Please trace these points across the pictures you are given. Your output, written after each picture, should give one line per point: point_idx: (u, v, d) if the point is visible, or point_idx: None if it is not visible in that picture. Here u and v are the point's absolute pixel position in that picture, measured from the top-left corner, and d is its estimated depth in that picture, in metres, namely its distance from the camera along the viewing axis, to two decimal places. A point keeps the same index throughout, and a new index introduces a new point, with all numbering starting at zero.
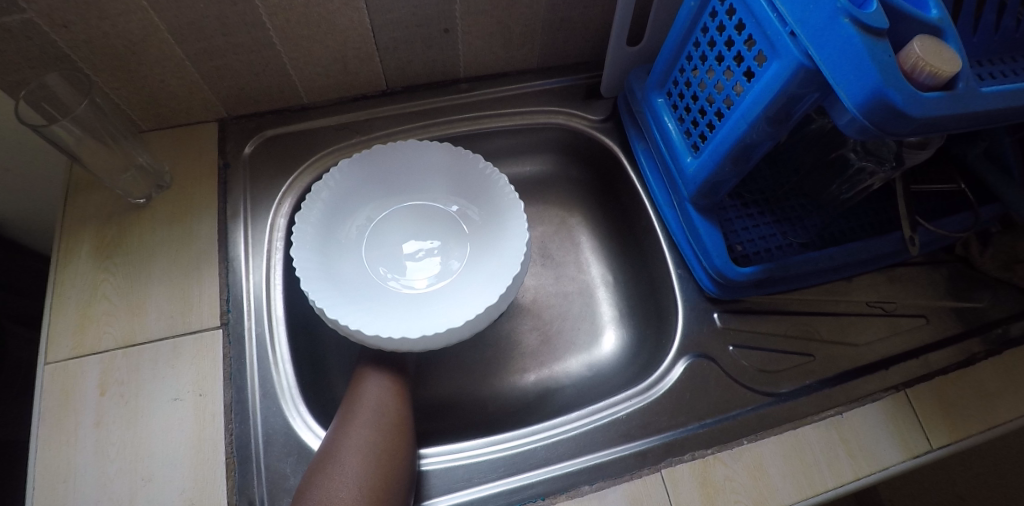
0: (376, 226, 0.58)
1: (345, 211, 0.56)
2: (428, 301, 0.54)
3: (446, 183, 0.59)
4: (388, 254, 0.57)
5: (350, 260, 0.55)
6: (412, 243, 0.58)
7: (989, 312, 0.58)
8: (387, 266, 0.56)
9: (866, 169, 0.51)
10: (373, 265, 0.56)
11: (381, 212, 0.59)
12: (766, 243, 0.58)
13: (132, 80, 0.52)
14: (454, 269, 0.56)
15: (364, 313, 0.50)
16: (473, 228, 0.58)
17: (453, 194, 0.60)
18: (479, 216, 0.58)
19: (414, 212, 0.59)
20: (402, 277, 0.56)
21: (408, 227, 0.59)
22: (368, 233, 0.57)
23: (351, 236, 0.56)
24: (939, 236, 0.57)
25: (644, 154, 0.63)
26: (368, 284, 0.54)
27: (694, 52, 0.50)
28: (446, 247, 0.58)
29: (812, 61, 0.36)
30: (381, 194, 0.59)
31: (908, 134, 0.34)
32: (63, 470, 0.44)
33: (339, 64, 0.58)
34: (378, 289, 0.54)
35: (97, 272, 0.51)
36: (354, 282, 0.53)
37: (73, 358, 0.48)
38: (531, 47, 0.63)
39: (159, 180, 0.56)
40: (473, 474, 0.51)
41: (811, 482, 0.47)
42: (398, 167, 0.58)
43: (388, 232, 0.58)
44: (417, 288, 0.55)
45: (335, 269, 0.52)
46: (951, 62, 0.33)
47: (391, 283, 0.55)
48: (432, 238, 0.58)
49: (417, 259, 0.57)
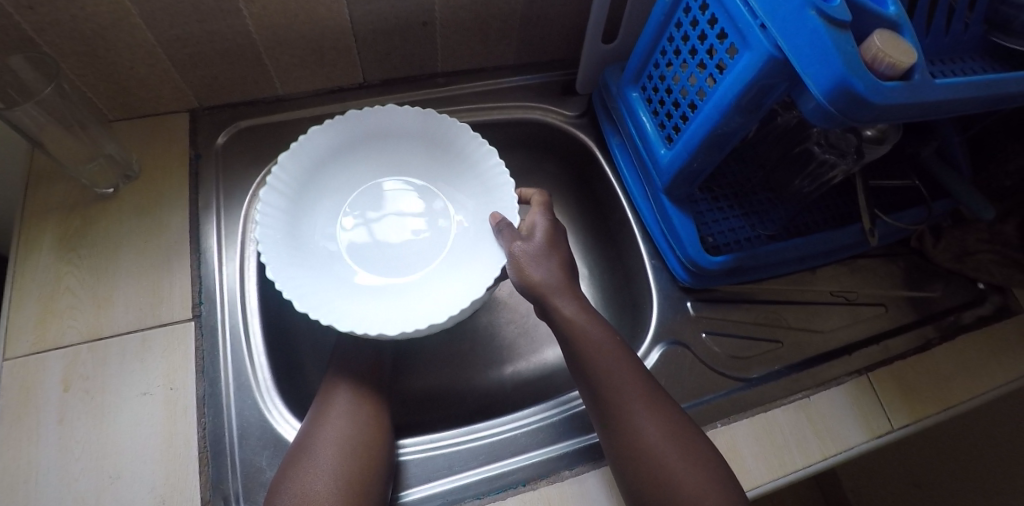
0: (348, 208, 0.57)
1: (315, 193, 0.55)
2: (402, 291, 0.53)
3: (422, 161, 0.59)
4: (361, 235, 0.56)
5: (325, 240, 0.54)
6: (387, 218, 0.57)
7: (941, 301, 0.62)
8: (355, 248, 0.55)
9: (829, 162, 0.54)
10: (347, 243, 0.55)
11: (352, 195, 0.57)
12: (735, 234, 0.60)
13: (99, 67, 0.51)
14: (426, 253, 0.55)
15: (338, 301, 0.49)
16: (448, 200, 0.58)
17: (427, 172, 0.59)
18: (457, 191, 0.58)
19: (388, 192, 0.58)
20: (373, 260, 0.54)
21: (384, 203, 0.58)
22: (340, 218, 0.56)
23: (321, 222, 0.55)
24: (896, 227, 0.60)
25: (618, 147, 0.64)
26: (345, 263, 0.54)
27: (669, 46, 0.52)
28: (418, 227, 0.57)
29: (781, 52, 0.38)
30: (358, 176, 0.58)
31: (869, 121, 0.37)
32: (23, 469, 0.42)
33: (317, 56, 0.58)
34: (356, 268, 0.54)
35: (60, 263, 0.50)
36: (324, 272, 0.52)
37: (34, 354, 0.46)
38: (508, 43, 0.64)
39: (127, 169, 0.54)
40: (453, 461, 0.51)
41: (781, 463, 0.49)
42: (369, 141, 0.58)
43: (362, 207, 0.57)
44: (388, 271, 0.54)
45: (304, 256, 0.51)
46: (907, 53, 0.35)
47: (362, 269, 0.54)
48: (408, 214, 0.58)
49: (393, 235, 0.56)
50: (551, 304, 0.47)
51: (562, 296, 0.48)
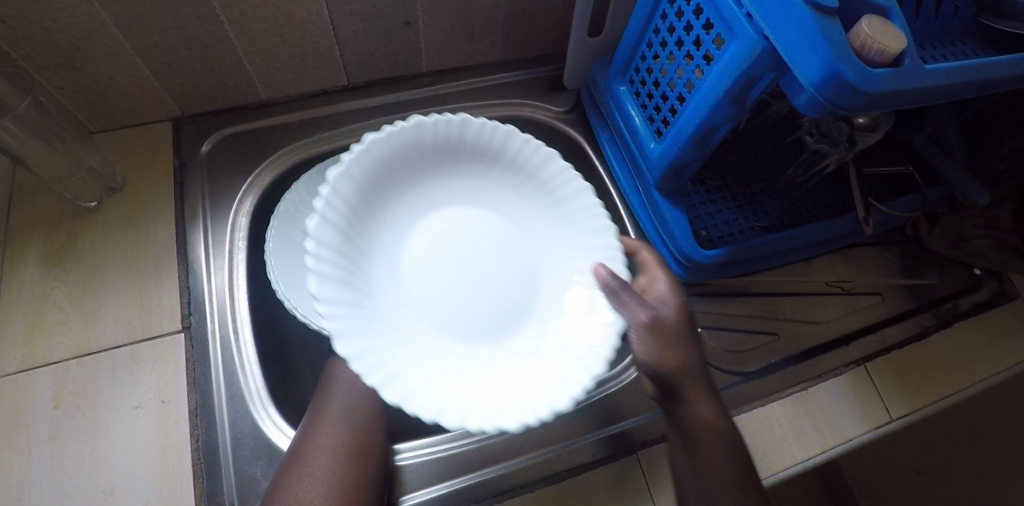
0: (404, 251, 0.43)
1: (366, 232, 0.40)
2: (484, 360, 0.41)
3: (489, 186, 0.46)
4: (423, 287, 0.43)
5: (383, 297, 0.40)
6: (444, 260, 0.45)
7: (939, 288, 0.61)
8: (420, 305, 0.42)
9: (821, 151, 0.53)
10: (408, 300, 0.42)
11: (408, 231, 0.44)
12: (729, 227, 0.59)
13: (77, 79, 0.50)
14: (506, 308, 0.44)
15: (424, 383, 0.37)
16: (518, 238, 0.47)
17: (496, 201, 0.47)
18: (528, 225, 0.47)
19: (449, 227, 0.45)
20: (441, 319, 0.42)
21: (438, 239, 0.45)
22: (394, 263, 0.42)
23: (376, 271, 0.41)
24: (890, 215, 0.59)
25: (608, 142, 0.63)
26: (411, 326, 0.41)
27: (655, 38, 0.51)
28: (490, 272, 0.45)
29: (769, 42, 0.38)
30: (412, 207, 0.44)
31: (859, 109, 0.36)
32: (17, 488, 0.42)
33: (298, 59, 0.57)
34: (426, 334, 0.41)
35: (46, 279, 0.49)
36: (398, 343, 0.38)
37: (23, 372, 0.45)
38: (494, 39, 0.64)
39: (111, 182, 0.53)
40: (451, 466, 0.50)
41: (780, 457, 0.49)
42: (422, 163, 0.43)
43: (412, 246, 0.44)
44: (465, 333, 0.42)
45: (373, 323, 0.37)
46: (896, 39, 0.35)
47: (433, 331, 0.42)
48: (473, 254, 0.45)
49: (458, 283, 0.44)
50: (686, 396, 0.40)
51: (695, 388, 0.40)
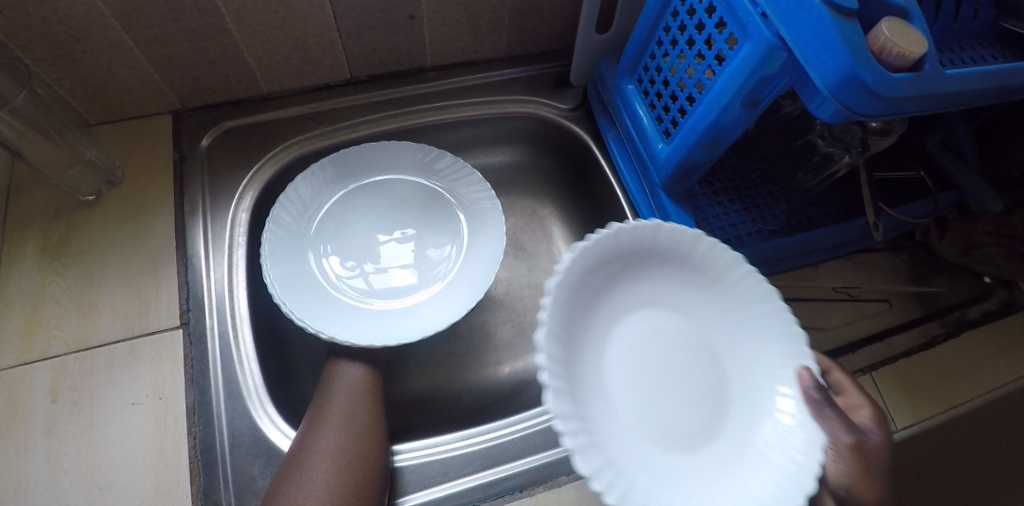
0: (608, 358, 0.43)
1: (577, 350, 0.41)
2: (718, 465, 0.39)
3: (665, 278, 0.46)
4: (633, 391, 0.42)
5: (600, 402, 0.41)
6: (664, 354, 0.44)
7: (948, 296, 0.60)
8: (638, 412, 0.41)
9: (833, 155, 0.53)
10: (622, 402, 0.42)
11: (603, 338, 0.43)
12: (736, 230, 0.58)
13: (75, 70, 0.49)
14: (709, 406, 0.42)
15: (646, 488, 0.37)
16: (704, 330, 0.45)
17: (678, 297, 0.45)
18: (706, 314, 0.45)
19: (647, 327, 0.45)
20: (652, 424, 0.41)
21: (663, 332, 0.45)
22: (606, 372, 0.43)
23: (591, 386, 0.41)
24: (901, 221, 0.58)
25: (614, 142, 0.62)
26: (641, 426, 0.41)
27: (665, 36, 0.50)
28: (676, 365, 0.44)
29: (784, 43, 0.36)
30: (608, 315, 0.44)
31: (877, 115, 0.35)
32: (12, 483, 0.41)
33: (300, 52, 0.56)
34: (654, 430, 0.41)
35: (44, 273, 0.49)
36: (625, 457, 0.38)
37: (20, 366, 0.45)
38: (499, 34, 0.62)
39: (110, 175, 0.53)
40: (449, 468, 0.50)
41: None
42: (609, 265, 0.44)
43: (640, 341, 0.44)
44: (680, 437, 0.41)
45: (604, 442, 0.38)
46: (917, 42, 0.33)
47: (648, 437, 0.40)
48: (687, 347, 0.44)
49: (685, 374, 0.43)
50: None
51: None
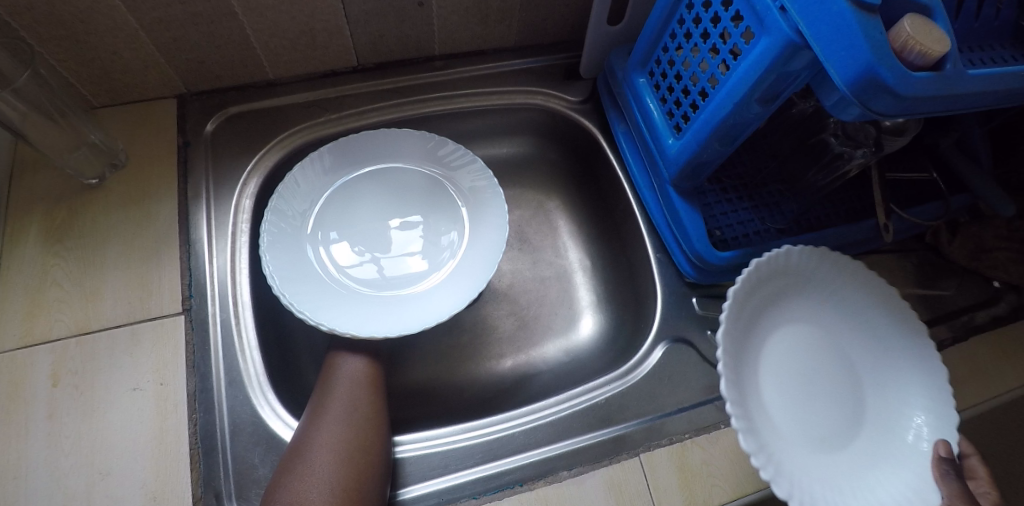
0: (762, 373, 0.46)
1: (739, 369, 0.43)
2: (857, 469, 0.43)
3: (827, 297, 0.50)
4: (781, 403, 0.45)
5: (761, 407, 0.44)
6: (805, 367, 0.47)
7: (955, 299, 0.59)
8: (791, 418, 0.44)
9: (844, 154, 0.51)
10: (775, 409, 0.44)
11: (766, 349, 0.46)
12: (744, 228, 0.57)
13: (80, 52, 0.48)
14: (845, 416, 0.46)
15: (809, 486, 0.41)
16: (836, 346, 0.49)
17: (817, 315, 0.49)
18: (851, 333, 0.49)
19: (787, 343, 0.48)
20: (818, 431, 0.44)
21: (803, 346, 0.48)
22: (762, 387, 0.45)
23: (754, 402, 0.43)
24: (911, 223, 0.57)
25: (624, 136, 0.62)
26: (795, 431, 0.44)
27: (678, 29, 0.49)
28: (826, 376, 0.47)
29: (802, 38, 0.36)
30: (758, 333, 0.46)
31: (895, 114, 0.34)
32: (13, 466, 0.41)
33: (307, 38, 0.55)
34: (806, 436, 0.44)
35: (47, 256, 0.48)
36: (802, 465, 0.41)
37: (22, 348, 0.45)
38: (509, 23, 0.61)
39: (114, 158, 0.52)
40: (450, 460, 0.50)
41: None
42: (768, 282, 0.47)
43: (782, 355, 0.47)
44: (829, 443, 0.44)
45: (777, 455, 0.41)
46: (940, 41, 0.32)
47: (803, 444, 0.43)
48: (821, 361, 0.48)
49: (836, 387, 0.47)
50: None
51: None
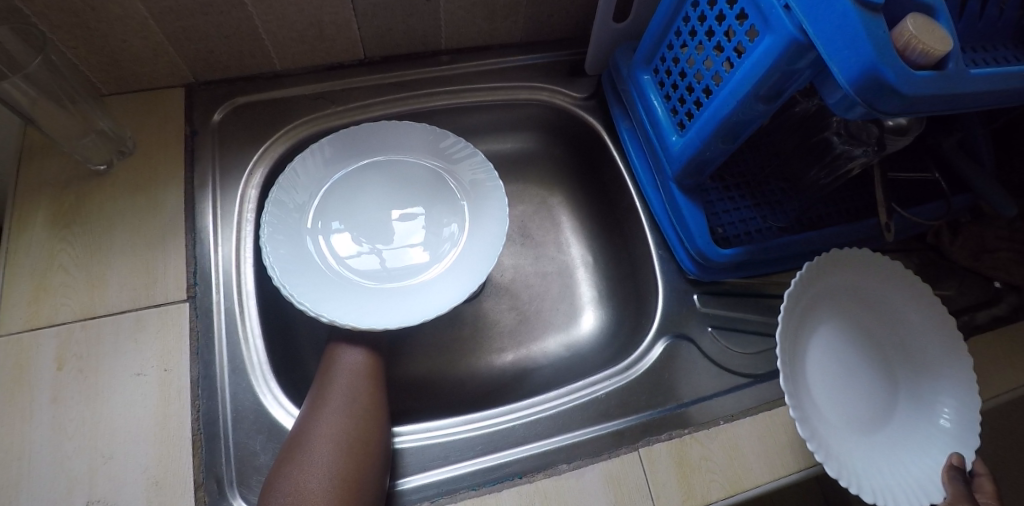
0: (812, 359, 0.50)
1: (793, 353, 0.48)
2: (885, 447, 0.47)
3: (867, 293, 0.54)
4: (821, 384, 0.49)
5: (806, 387, 0.48)
6: (844, 354, 0.51)
7: (956, 299, 0.59)
8: (828, 398, 0.49)
9: (848, 154, 0.51)
10: (817, 390, 0.48)
11: (812, 336, 0.50)
12: (745, 226, 0.58)
13: (90, 39, 0.49)
14: (879, 406, 0.50)
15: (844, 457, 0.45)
16: (873, 339, 0.53)
17: (857, 308, 0.53)
18: (885, 328, 0.53)
19: (835, 337, 0.52)
20: (854, 416, 0.48)
21: (844, 335, 0.52)
22: (809, 371, 0.49)
23: (803, 383, 0.48)
24: (914, 222, 0.58)
25: (627, 132, 0.62)
26: (831, 410, 0.48)
27: (683, 27, 0.49)
28: (861, 364, 0.51)
29: (806, 36, 0.36)
30: (811, 322, 0.50)
31: (896, 113, 0.34)
32: (17, 447, 0.42)
33: (315, 30, 0.56)
34: (841, 415, 0.48)
35: (53, 241, 0.49)
36: (838, 442, 0.45)
37: (27, 331, 0.45)
38: (516, 19, 0.62)
39: (121, 145, 0.53)
40: (450, 451, 0.50)
41: (783, 462, 0.47)
42: (818, 276, 0.51)
43: (825, 342, 0.51)
44: (863, 427, 0.48)
45: (820, 432, 0.45)
46: (942, 41, 0.33)
47: (840, 422, 0.47)
48: (857, 350, 0.52)
49: (871, 374, 0.51)
50: None
51: None
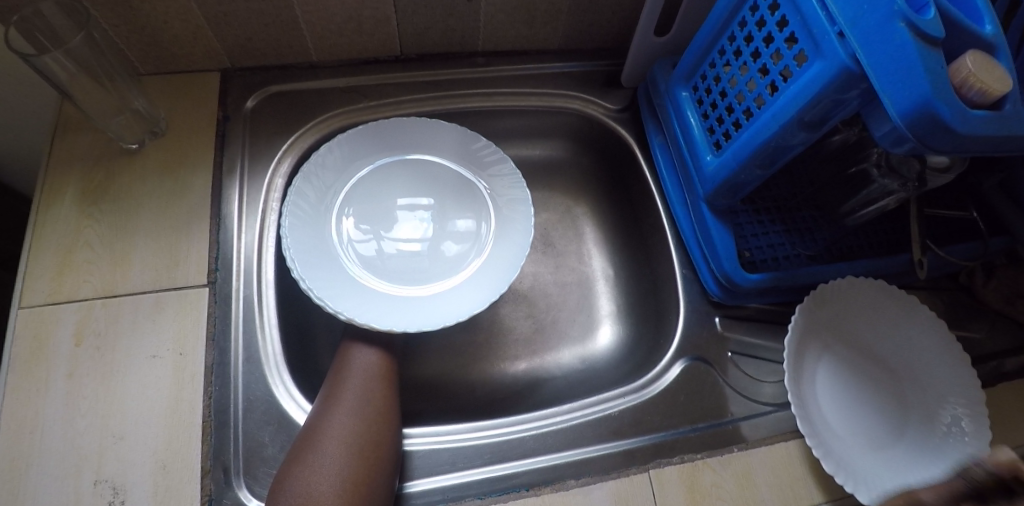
0: (826, 372, 0.52)
1: (803, 374, 0.50)
2: (902, 469, 0.47)
3: (889, 326, 0.53)
4: (833, 407, 0.50)
5: (816, 409, 0.49)
6: (860, 382, 0.52)
7: (986, 343, 0.57)
8: (840, 420, 0.49)
9: (889, 187, 0.50)
10: (828, 413, 0.50)
11: (823, 362, 0.52)
12: (774, 251, 0.56)
13: (133, 19, 0.49)
14: (898, 427, 0.49)
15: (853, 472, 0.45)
16: (893, 369, 0.52)
17: (874, 339, 0.54)
18: (908, 360, 0.52)
19: (852, 366, 0.52)
20: (868, 436, 0.49)
21: (859, 364, 0.53)
22: (821, 382, 0.51)
23: (814, 399, 0.50)
24: (947, 261, 0.56)
25: (660, 148, 0.61)
26: (844, 432, 0.49)
27: (727, 46, 0.48)
28: (879, 392, 0.51)
29: (858, 65, 0.34)
30: (828, 338, 0.53)
31: (946, 152, 0.33)
32: (30, 420, 0.42)
33: (354, 24, 0.55)
34: (855, 439, 0.48)
35: (80, 215, 0.49)
36: (844, 455, 0.47)
37: (49, 304, 0.45)
38: (555, 25, 0.61)
39: (153, 126, 0.53)
40: (457, 458, 0.49)
41: (796, 497, 0.46)
42: (830, 305, 0.53)
43: (839, 369, 0.52)
44: (874, 443, 0.48)
45: (828, 445, 0.46)
46: (1002, 80, 0.31)
47: (852, 444, 0.48)
48: (874, 379, 0.52)
49: (889, 403, 0.51)
50: None
51: None
